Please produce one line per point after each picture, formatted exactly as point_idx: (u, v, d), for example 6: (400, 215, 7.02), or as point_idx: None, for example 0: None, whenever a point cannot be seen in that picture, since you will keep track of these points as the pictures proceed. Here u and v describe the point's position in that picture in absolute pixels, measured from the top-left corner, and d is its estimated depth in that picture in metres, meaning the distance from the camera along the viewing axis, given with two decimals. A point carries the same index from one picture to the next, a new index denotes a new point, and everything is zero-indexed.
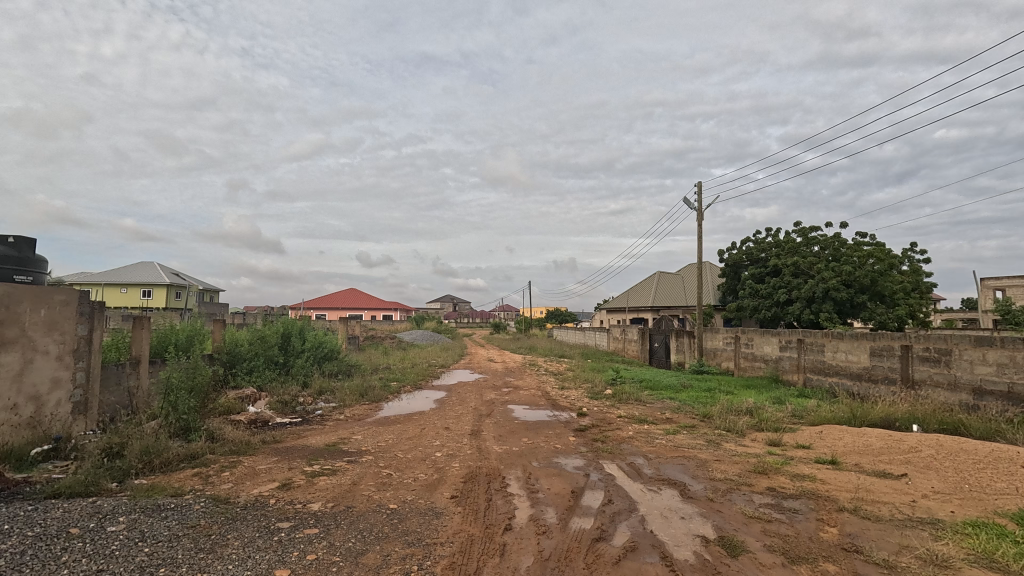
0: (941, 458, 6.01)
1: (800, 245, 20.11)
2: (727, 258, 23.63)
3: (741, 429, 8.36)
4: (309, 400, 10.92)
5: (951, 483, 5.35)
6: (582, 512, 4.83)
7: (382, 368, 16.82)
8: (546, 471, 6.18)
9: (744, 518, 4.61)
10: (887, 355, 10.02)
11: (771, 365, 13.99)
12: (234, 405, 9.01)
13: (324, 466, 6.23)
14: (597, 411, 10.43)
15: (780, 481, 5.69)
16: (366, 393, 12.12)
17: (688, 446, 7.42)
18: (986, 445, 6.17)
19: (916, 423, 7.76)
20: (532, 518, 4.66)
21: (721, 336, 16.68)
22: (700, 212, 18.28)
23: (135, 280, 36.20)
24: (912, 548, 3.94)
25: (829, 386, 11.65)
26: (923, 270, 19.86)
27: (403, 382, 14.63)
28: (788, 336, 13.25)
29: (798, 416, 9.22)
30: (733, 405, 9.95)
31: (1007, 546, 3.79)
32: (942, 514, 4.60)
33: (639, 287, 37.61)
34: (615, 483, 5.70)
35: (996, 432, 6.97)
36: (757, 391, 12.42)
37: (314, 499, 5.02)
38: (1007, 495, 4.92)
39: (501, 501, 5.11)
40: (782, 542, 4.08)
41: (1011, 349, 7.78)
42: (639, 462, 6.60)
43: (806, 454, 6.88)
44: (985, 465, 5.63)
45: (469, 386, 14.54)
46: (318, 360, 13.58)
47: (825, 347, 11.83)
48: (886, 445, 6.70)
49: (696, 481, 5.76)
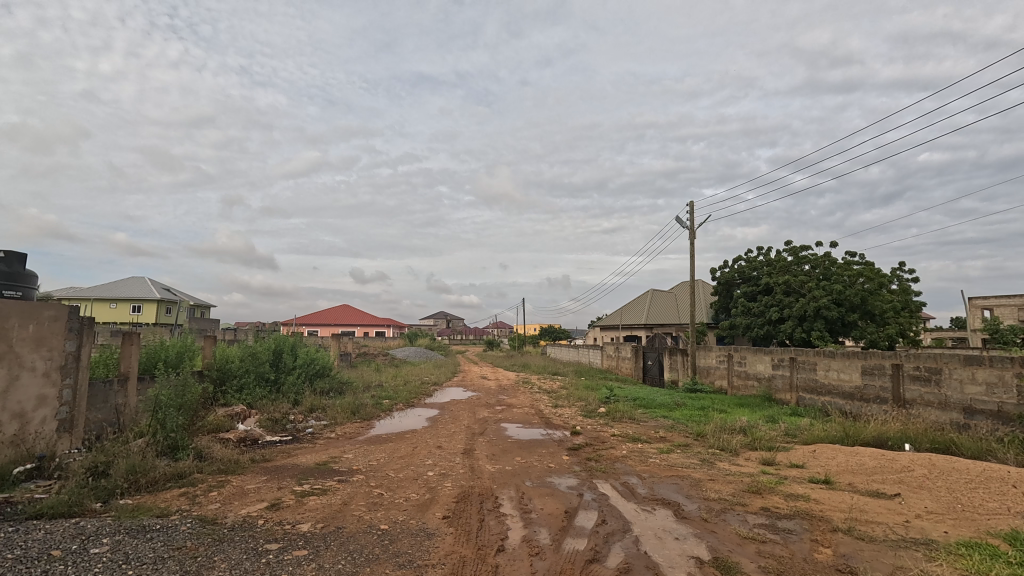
0: (934, 477, 6.03)
1: (791, 263, 20.33)
2: (719, 276, 23.78)
3: (734, 448, 8.35)
4: (300, 418, 10.79)
5: (945, 504, 5.34)
6: (576, 532, 4.79)
7: (374, 385, 16.65)
8: (540, 490, 6.14)
9: (739, 539, 4.58)
10: (878, 374, 10.09)
11: (764, 384, 14.02)
12: (224, 424, 8.88)
13: (314, 485, 6.15)
14: (590, 430, 10.36)
15: (773, 501, 5.67)
16: (358, 411, 12.00)
17: (682, 465, 7.40)
18: (977, 465, 6.20)
19: (908, 443, 7.78)
20: (525, 539, 4.60)
21: (714, 354, 16.72)
22: (692, 231, 18.42)
23: (126, 295, 35.87)
24: (907, 568, 3.92)
25: (821, 405, 11.67)
26: (913, 289, 20.09)
27: (395, 400, 14.49)
28: (780, 354, 13.29)
29: (791, 434, 9.21)
30: (726, 423, 9.93)
31: (1001, 567, 3.79)
32: (936, 534, 4.59)
33: (633, 303, 37.83)
34: (609, 503, 5.65)
35: (987, 451, 7.00)
36: (750, 409, 12.42)
37: (303, 519, 4.94)
38: (1001, 515, 4.93)
39: (494, 521, 5.06)
40: (777, 564, 4.06)
41: (999, 368, 7.87)
42: (633, 481, 6.56)
43: (800, 473, 6.88)
44: (977, 485, 5.64)
45: (462, 405, 14.41)
46: (310, 377, 13.44)
47: (817, 366, 11.88)
48: (878, 464, 6.73)
49: (690, 500, 5.73)
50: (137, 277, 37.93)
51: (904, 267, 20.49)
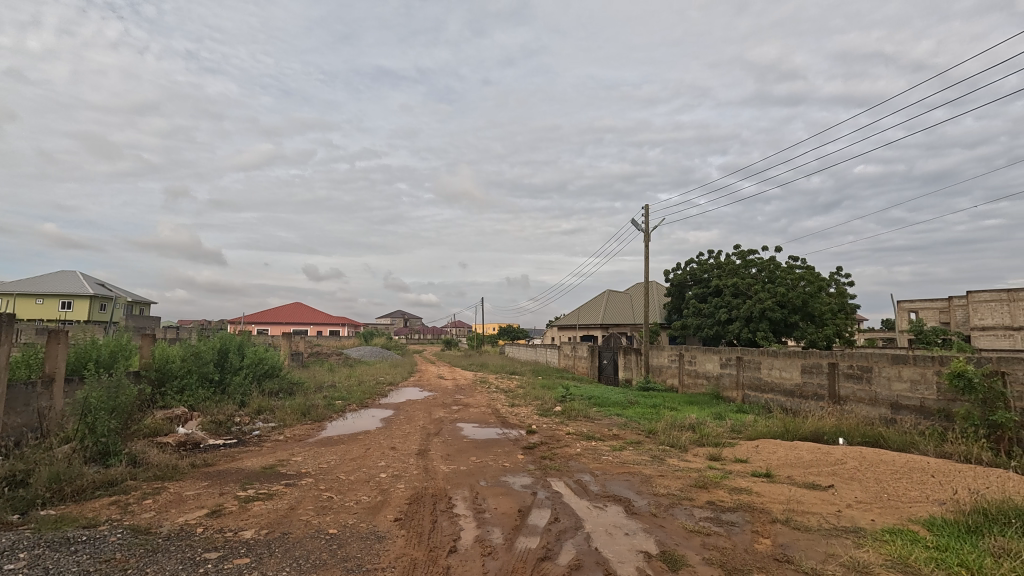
0: (864, 469, 6.44)
1: (739, 266, 21.22)
2: (672, 278, 24.50)
3: (683, 445, 8.62)
4: (246, 421, 10.36)
5: (872, 493, 5.71)
6: (528, 531, 4.81)
7: (326, 386, 16.16)
8: (494, 489, 6.14)
9: (685, 532, 4.73)
10: (816, 372, 10.69)
11: (712, 382, 14.56)
12: (161, 427, 8.41)
13: (259, 490, 5.89)
14: (546, 429, 10.44)
15: (719, 494, 5.89)
16: (309, 412, 11.62)
17: (633, 462, 7.57)
18: (902, 457, 6.66)
19: (842, 437, 8.27)
20: (478, 539, 4.59)
21: (666, 354, 17.21)
22: (647, 234, 18.90)
23: (54, 291, 33.33)
24: (837, 556, 4.16)
25: (764, 402, 12.23)
26: (849, 292, 21.37)
27: (348, 401, 14.13)
28: (728, 354, 13.82)
29: (736, 431, 9.61)
30: (676, 421, 10.24)
31: (918, 551, 4.08)
32: (865, 523, 4.89)
33: (589, 304, 38.48)
34: (562, 501, 5.72)
35: (910, 443, 7.53)
36: (699, 407, 12.86)
37: (246, 526, 4.74)
38: (920, 503, 5.31)
39: (447, 522, 5.02)
40: (719, 555, 4.21)
41: (922, 366, 8.48)
42: (586, 479, 6.65)
43: (743, 467, 7.19)
44: (901, 475, 6.06)
45: (418, 405, 14.24)
46: (258, 377, 12.89)
47: (761, 365, 12.44)
48: (815, 458, 7.11)
49: (640, 497, 5.86)
50: (67, 271, 35.40)
51: (840, 271, 21.76)
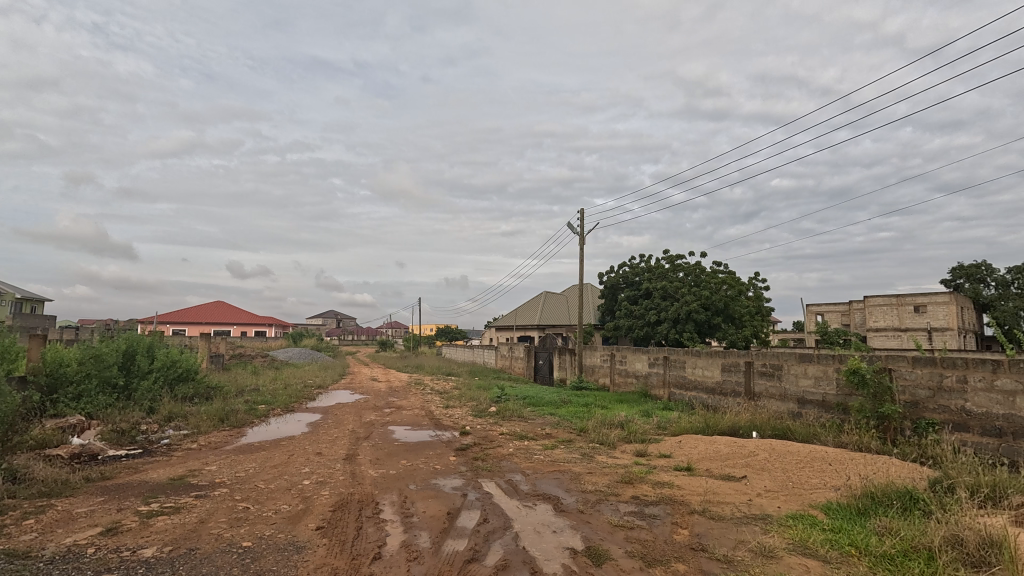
0: (773, 460, 6.93)
1: (668, 270, 22.25)
2: (606, 280, 25.28)
3: (612, 441, 8.90)
4: (155, 429, 9.55)
5: (780, 482, 6.16)
6: (456, 533, 4.76)
7: (248, 389, 15.24)
8: (423, 493, 6.02)
9: (610, 527, 4.87)
10: (734, 370, 11.40)
11: (641, 381, 15.15)
12: (52, 438, 7.56)
13: (165, 504, 5.43)
14: (480, 430, 10.41)
15: (643, 489, 6.12)
16: (227, 418, 10.90)
17: (564, 460, 7.71)
18: (806, 447, 7.24)
19: (755, 430, 8.88)
20: (404, 544, 4.48)
21: (599, 354, 17.70)
22: (582, 237, 19.40)
23: None
24: (747, 542, 4.43)
25: (688, 399, 12.89)
26: (765, 296, 23.00)
27: (272, 405, 13.39)
28: (656, 353, 14.43)
29: (662, 427, 10.05)
30: (606, 419, 10.55)
31: (816, 533, 4.44)
32: (772, 510, 5.26)
33: (527, 305, 38.93)
34: (492, 502, 5.70)
35: (813, 435, 8.20)
36: (629, 405, 13.32)
37: (146, 544, 4.34)
38: (819, 489, 5.79)
39: (372, 528, 4.86)
40: (641, 547, 4.37)
41: (824, 364, 9.26)
42: (517, 478, 6.69)
43: (666, 462, 7.52)
44: (805, 464, 6.58)
45: (348, 408, 13.75)
46: (170, 382, 11.92)
47: (686, 364, 13.09)
48: (731, 451, 7.57)
49: (569, 494, 5.97)
50: None
51: (758, 277, 23.36)
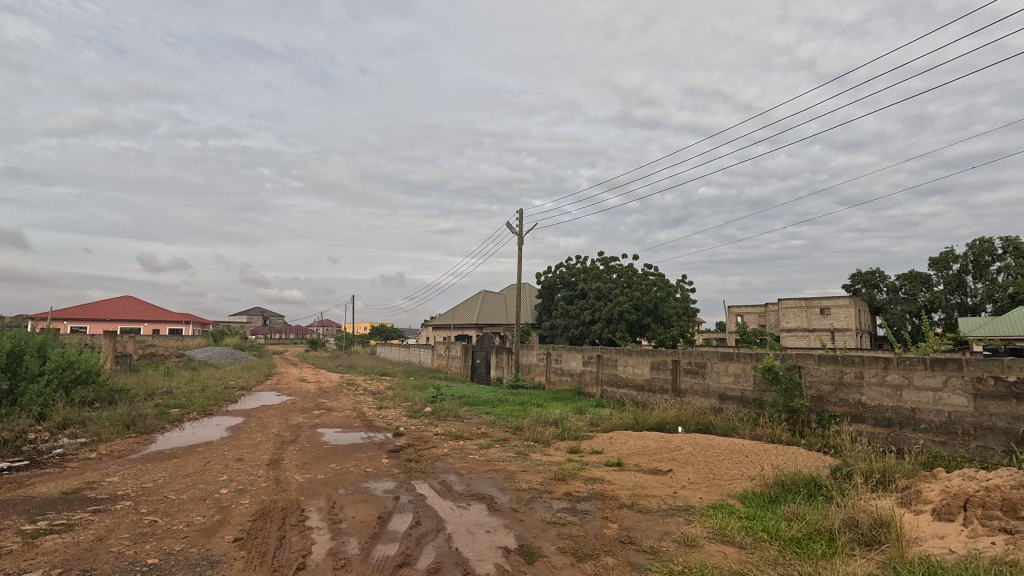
0: (696, 453, 7.31)
1: (603, 271, 22.93)
2: (544, 280, 25.66)
3: (547, 439, 9.03)
4: (46, 437, 8.56)
5: (702, 474, 6.50)
6: (387, 538, 4.62)
7: (159, 392, 14.05)
8: (353, 497, 5.80)
9: (543, 524, 4.92)
10: (662, 368, 11.92)
11: (575, 379, 15.49)
12: None
13: (55, 521, 4.87)
14: (414, 430, 10.21)
15: (575, 485, 6.25)
16: (134, 424, 9.97)
17: (498, 459, 7.72)
18: (726, 441, 7.69)
19: (680, 425, 9.33)
20: (331, 552, 4.29)
21: (535, 353, 17.92)
22: (520, 237, 19.55)
23: None
24: (671, 533, 4.63)
25: (620, 396, 13.34)
26: (691, 298, 24.27)
27: (187, 408, 12.42)
28: (590, 352, 14.82)
29: (594, 424, 10.32)
30: (541, 417, 10.69)
31: (733, 521, 4.73)
32: (694, 501, 5.54)
33: (465, 303, 38.75)
34: (425, 504, 5.60)
35: (732, 428, 8.74)
36: (563, 403, 13.58)
37: (30, 568, 3.86)
38: (737, 480, 6.17)
39: (297, 537, 4.62)
40: (572, 543, 4.45)
41: (743, 362, 9.89)
42: (451, 479, 6.62)
43: (598, 458, 7.73)
44: (724, 457, 6.99)
45: (273, 410, 13.03)
46: (65, 385, 10.74)
47: (618, 362, 13.54)
48: (658, 446, 7.90)
49: (503, 493, 5.98)
50: None
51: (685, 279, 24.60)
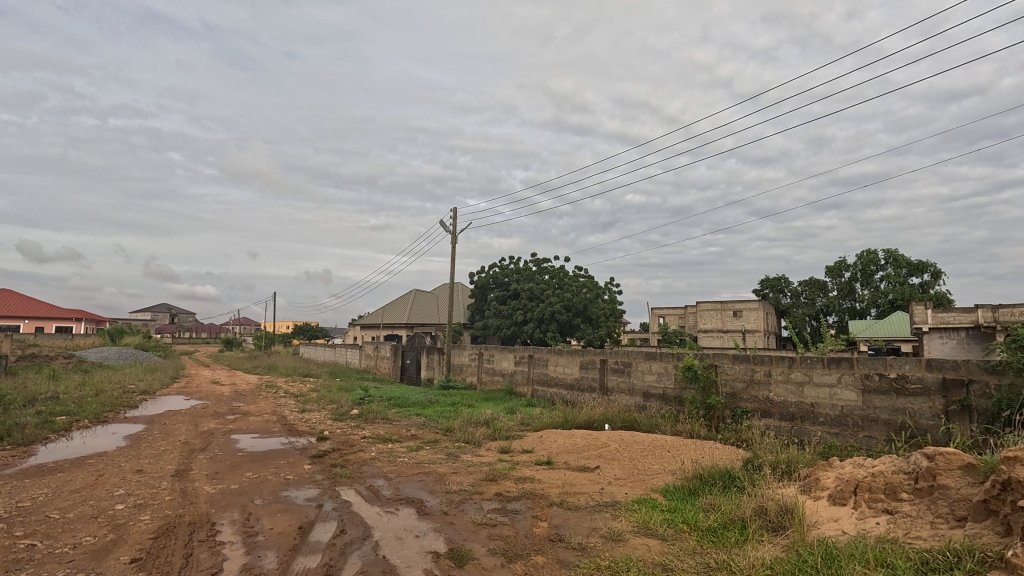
0: (622, 449, 7.58)
1: (535, 272, 23.26)
2: (477, 279, 25.61)
3: (478, 440, 8.98)
4: None
5: (627, 470, 6.74)
6: (309, 549, 4.37)
7: (42, 398, 12.48)
8: (271, 507, 5.44)
9: (473, 526, 4.87)
10: (590, 367, 12.26)
11: (507, 379, 15.57)
12: None
13: None
14: (340, 434, 9.79)
15: (506, 485, 6.27)
16: (8, 435, 8.75)
17: (428, 462, 7.57)
18: (649, 437, 8.04)
19: (607, 423, 9.64)
20: (245, 568, 3.99)
21: (467, 353, 17.81)
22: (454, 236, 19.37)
23: None
24: (599, 528, 4.76)
25: (550, 395, 13.57)
26: (618, 299, 25.24)
27: (76, 416, 11.11)
28: (521, 352, 14.96)
29: (525, 423, 10.41)
30: (472, 417, 10.62)
31: (656, 515, 4.93)
32: (620, 496, 5.73)
33: (395, 302, 37.84)
34: (351, 511, 5.37)
35: (656, 425, 9.15)
36: (494, 403, 13.60)
37: None
38: (659, 474, 6.45)
39: (206, 554, 4.25)
40: (503, 544, 4.44)
41: (665, 361, 10.39)
42: (379, 483, 6.40)
43: (528, 457, 7.80)
44: (648, 452, 7.30)
45: (181, 416, 11.99)
46: None
47: (549, 362, 13.76)
48: (586, 443, 8.11)
49: (433, 496, 5.87)
50: None
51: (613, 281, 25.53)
